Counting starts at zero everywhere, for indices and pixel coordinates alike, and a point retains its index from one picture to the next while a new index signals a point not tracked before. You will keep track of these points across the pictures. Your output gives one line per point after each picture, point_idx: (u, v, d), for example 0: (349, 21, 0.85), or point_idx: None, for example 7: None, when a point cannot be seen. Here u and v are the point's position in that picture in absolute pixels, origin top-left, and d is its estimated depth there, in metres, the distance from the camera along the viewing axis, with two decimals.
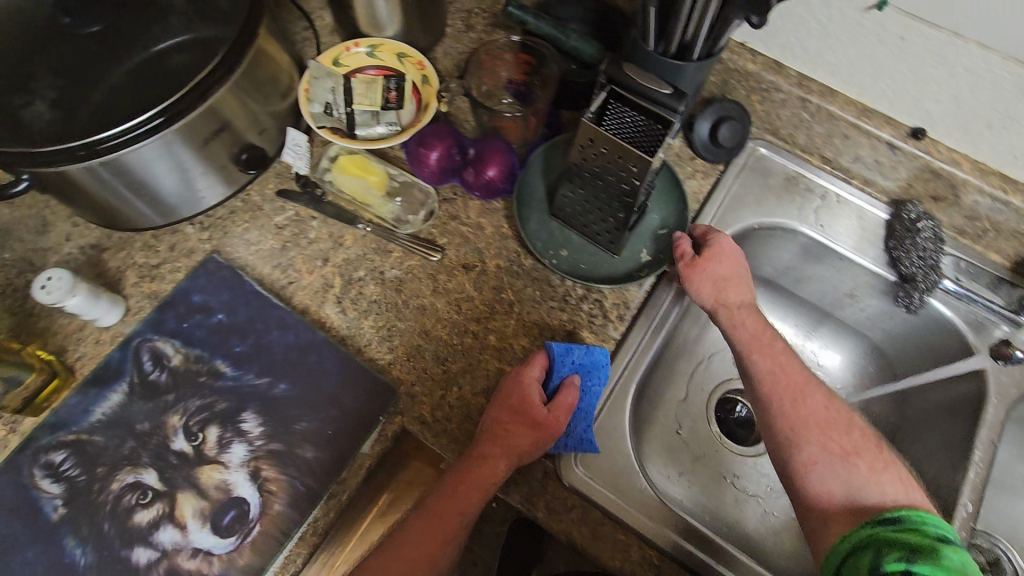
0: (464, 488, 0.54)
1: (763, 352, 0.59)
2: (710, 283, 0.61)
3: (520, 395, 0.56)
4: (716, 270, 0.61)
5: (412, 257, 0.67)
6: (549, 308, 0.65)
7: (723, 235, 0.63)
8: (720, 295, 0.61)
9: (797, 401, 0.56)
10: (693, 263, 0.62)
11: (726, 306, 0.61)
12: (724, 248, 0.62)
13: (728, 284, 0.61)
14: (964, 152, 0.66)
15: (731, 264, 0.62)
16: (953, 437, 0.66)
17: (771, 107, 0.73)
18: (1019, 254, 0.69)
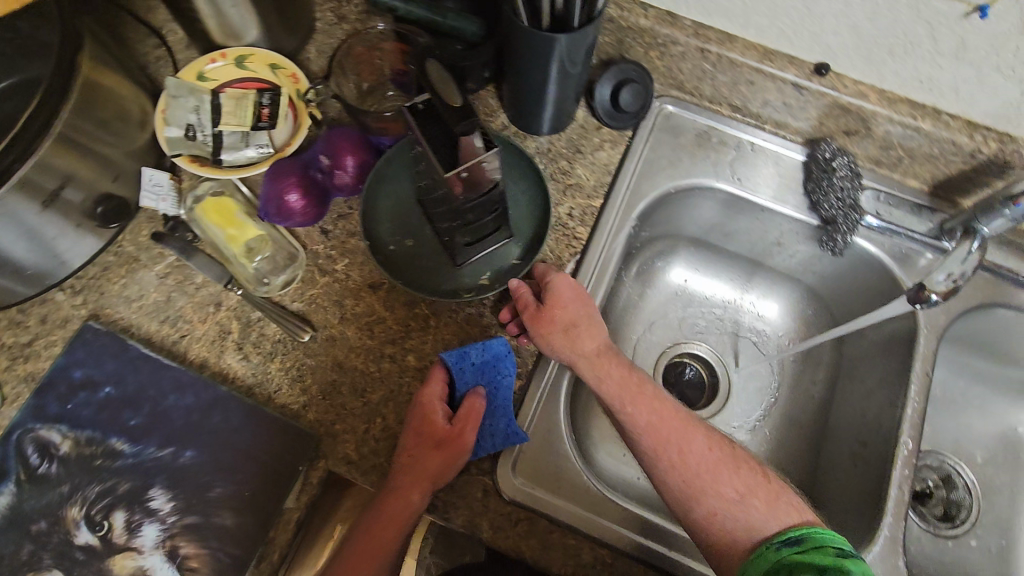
0: (383, 521, 0.51)
1: (627, 400, 0.57)
2: (560, 334, 0.57)
3: (419, 419, 0.54)
4: (563, 318, 0.57)
5: (312, 285, 0.62)
6: (469, 316, 0.62)
7: (557, 274, 0.59)
8: (574, 346, 0.57)
9: (681, 450, 0.54)
10: (538, 318, 0.57)
11: (584, 356, 0.57)
12: (562, 292, 0.58)
13: (579, 330, 0.58)
14: (869, 83, 0.63)
15: (574, 305, 0.58)
16: (889, 373, 0.66)
17: (671, 61, 0.68)
18: (936, 178, 0.68)
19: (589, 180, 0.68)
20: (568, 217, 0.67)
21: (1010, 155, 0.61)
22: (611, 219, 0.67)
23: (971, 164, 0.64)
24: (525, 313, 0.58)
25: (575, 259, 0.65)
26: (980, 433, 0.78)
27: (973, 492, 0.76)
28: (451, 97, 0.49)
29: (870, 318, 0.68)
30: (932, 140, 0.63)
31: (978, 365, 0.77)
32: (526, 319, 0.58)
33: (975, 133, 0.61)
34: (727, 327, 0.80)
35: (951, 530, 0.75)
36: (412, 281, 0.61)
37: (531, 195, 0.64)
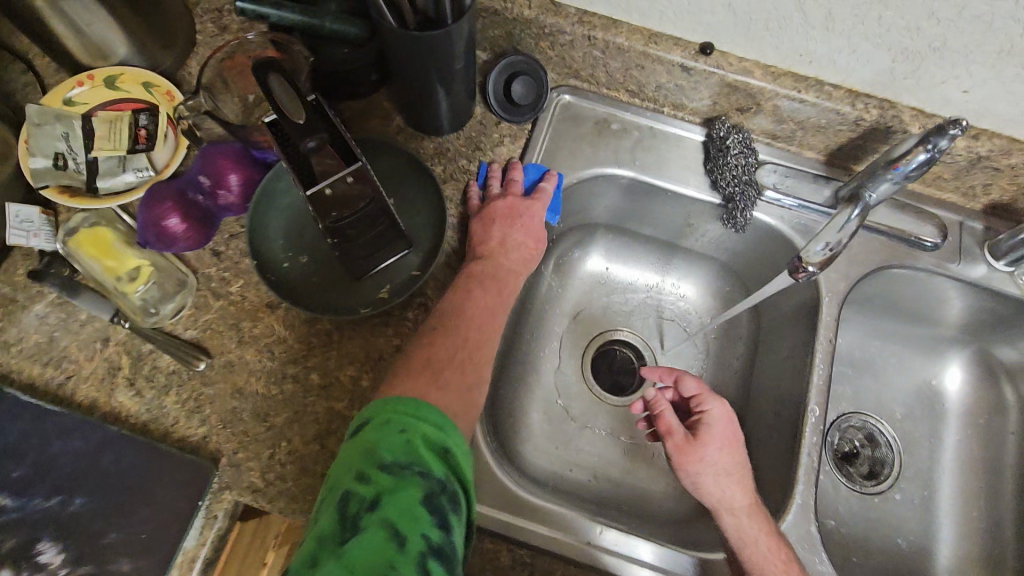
0: (484, 330, 0.56)
1: (764, 556, 0.53)
2: (704, 471, 0.59)
3: (516, 241, 0.63)
4: (713, 456, 0.60)
5: (206, 311, 0.60)
6: (373, 327, 0.60)
7: (713, 401, 0.64)
8: (721, 491, 0.58)
9: None
10: (684, 448, 0.61)
11: (731, 509, 0.57)
12: (716, 424, 0.62)
13: (731, 480, 0.58)
14: (753, 59, 0.63)
15: (724, 447, 0.60)
16: (798, 342, 0.68)
17: (563, 50, 0.67)
18: (830, 147, 0.69)
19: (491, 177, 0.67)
20: (470, 216, 0.65)
21: (891, 121, 0.62)
22: None
23: (858, 131, 0.65)
24: (671, 438, 0.62)
25: None
26: (898, 390, 0.80)
27: (896, 448, 0.78)
28: (297, 111, 0.49)
29: (762, 293, 0.68)
30: (818, 111, 0.64)
31: (891, 325, 0.79)
32: (670, 443, 0.62)
33: (857, 101, 0.63)
34: (651, 311, 0.81)
35: (877, 489, 0.76)
36: (308, 300, 0.59)
37: (428, 199, 0.63)
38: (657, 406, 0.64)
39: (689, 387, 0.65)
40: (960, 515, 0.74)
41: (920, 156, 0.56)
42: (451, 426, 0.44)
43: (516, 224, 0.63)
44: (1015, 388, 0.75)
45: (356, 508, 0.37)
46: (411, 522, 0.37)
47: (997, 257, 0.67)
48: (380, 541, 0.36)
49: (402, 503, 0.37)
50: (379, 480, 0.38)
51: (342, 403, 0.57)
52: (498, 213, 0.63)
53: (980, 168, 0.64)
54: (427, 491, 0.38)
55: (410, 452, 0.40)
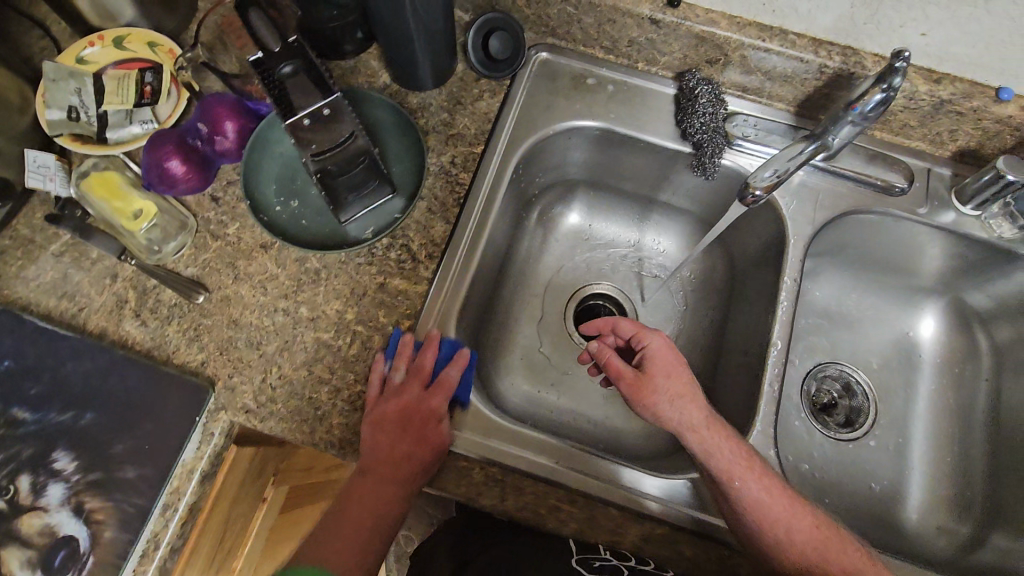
0: (370, 508, 0.55)
1: (733, 465, 0.55)
2: (661, 402, 0.58)
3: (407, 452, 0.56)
4: (665, 387, 0.59)
5: (205, 250, 0.64)
6: (358, 265, 0.64)
7: (652, 335, 0.63)
8: (681, 415, 0.57)
9: (786, 529, 0.54)
10: (638, 385, 0.59)
11: (693, 429, 0.57)
12: (659, 357, 0.61)
13: (686, 403, 0.58)
14: (719, 10, 0.66)
15: (673, 374, 0.59)
16: (767, 286, 0.70)
17: (539, 8, 0.71)
18: (797, 98, 0.71)
19: (470, 129, 0.71)
20: (451, 165, 0.69)
21: (854, 66, 0.64)
22: (493, 164, 0.70)
23: (823, 79, 0.67)
24: (622, 380, 0.60)
25: (462, 199, 0.68)
26: (874, 340, 0.82)
27: (870, 395, 0.80)
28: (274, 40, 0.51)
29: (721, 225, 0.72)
30: (782, 60, 0.66)
31: (865, 276, 0.81)
32: (623, 384, 0.60)
33: (820, 48, 0.64)
34: (631, 265, 0.84)
35: (850, 433, 0.79)
36: (299, 239, 0.64)
37: (410, 148, 0.67)
38: (603, 354, 0.62)
39: (626, 328, 0.65)
40: (932, 459, 0.75)
41: (876, 96, 0.58)
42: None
43: (412, 433, 0.56)
44: (987, 337, 0.76)
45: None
46: None
47: (963, 203, 0.69)
48: None
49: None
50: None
51: (329, 333, 0.62)
52: (389, 416, 0.57)
53: (944, 113, 0.66)
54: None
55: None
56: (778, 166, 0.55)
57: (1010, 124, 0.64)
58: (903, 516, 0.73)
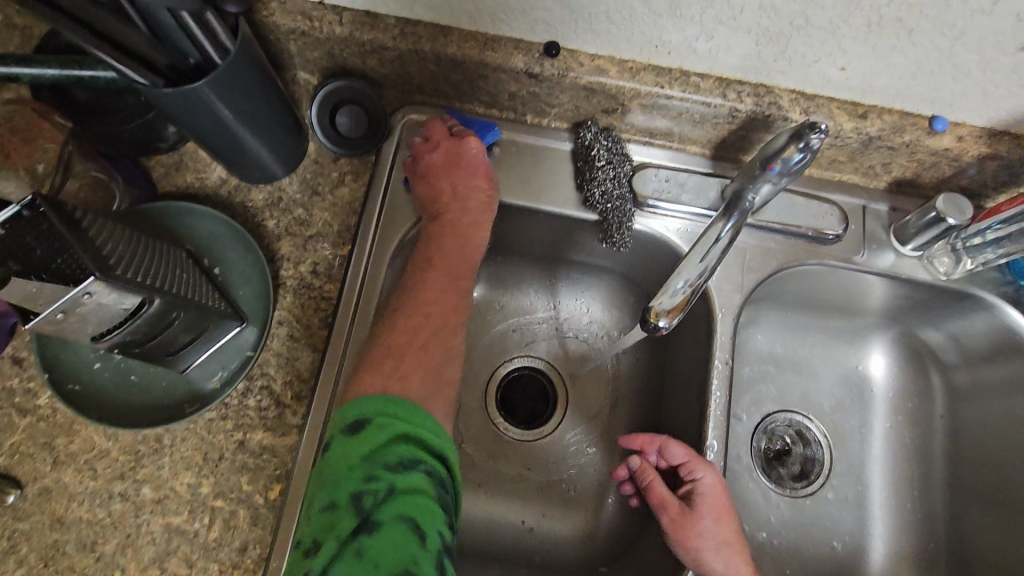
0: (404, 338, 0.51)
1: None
2: (704, 548, 0.55)
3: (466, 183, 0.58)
4: (712, 531, 0.56)
5: (10, 432, 0.52)
6: (209, 422, 0.53)
7: (707, 466, 0.57)
8: (722, 567, 0.55)
9: None
10: (682, 523, 0.56)
11: None
12: (712, 497, 0.56)
13: (730, 551, 0.55)
14: (607, 55, 0.55)
15: (723, 519, 0.56)
16: (698, 361, 0.62)
17: (395, 67, 0.57)
18: (713, 140, 0.61)
19: (332, 225, 0.59)
20: (312, 274, 0.57)
21: (768, 108, 0.54)
22: (362, 268, 0.58)
23: (737, 122, 0.57)
24: (666, 511, 0.57)
25: (330, 318, 0.56)
26: (826, 383, 0.74)
27: (826, 446, 0.72)
28: None
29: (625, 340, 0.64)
30: (688, 106, 0.56)
31: (809, 319, 0.73)
32: (665, 516, 0.57)
33: (728, 91, 0.55)
34: (554, 335, 0.74)
35: (813, 493, 0.71)
36: (123, 406, 0.52)
37: (253, 267, 0.55)
38: (645, 476, 0.59)
39: (677, 452, 0.58)
40: (893, 509, 0.69)
41: (795, 155, 0.48)
42: (428, 415, 0.46)
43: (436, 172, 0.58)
44: (943, 375, 0.69)
45: (375, 502, 0.40)
46: (428, 518, 0.40)
47: (903, 243, 0.62)
48: (403, 530, 0.39)
49: (414, 497, 0.40)
50: (384, 483, 0.40)
51: (181, 517, 0.51)
52: (436, 165, 0.58)
53: (875, 148, 0.57)
54: (429, 484, 0.41)
55: (412, 450, 0.42)
56: (691, 277, 0.45)
57: (946, 156, 0.56)
58: None
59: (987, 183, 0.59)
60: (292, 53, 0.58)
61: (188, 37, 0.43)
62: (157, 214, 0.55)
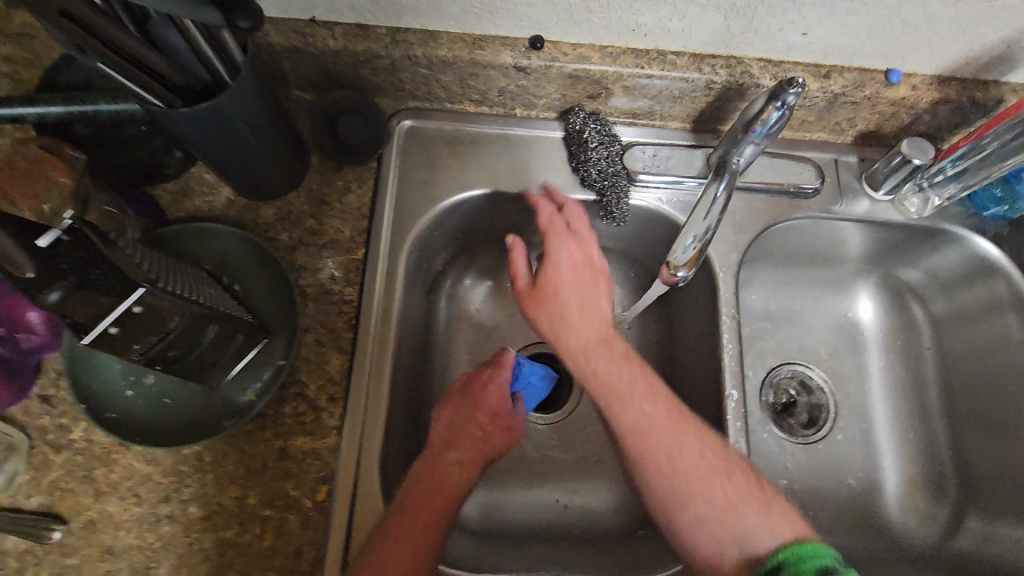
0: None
1: (701, 471, 0.53)
2: (558, 310, 0.58)
3: (453, 461, 0.55)
4: (569, 298, 0.58)
5: (49, 469, 0.51)
6: (248, 435, 0.53)
7: (561, 243, 0.59)
8: (578, 332, 0.58)
9: (705, 506, 0.52)
10: (533, 295, 0.59)
11: (587, 347, 0.58)
12: (569, 265, 0.58)
13: (586, 308, 0.58)
14: (588, 44, 0.58)
15: (582, 282, 0.58)
16: (705, 323, 0.65)
17: (387, 74, 0.60)
18: (691, 114, 0.65)
19: (344, 232, 0.60)
20: (330, 280, 0.59)
21: (741, 77, 0.59)
22: (379, 269, 0.60)
23: (713, 94, 0.61)
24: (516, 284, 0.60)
25: (354, 320, 0.58)
26: (819, 331, 0.78)
27: (829, 391, 0.76)
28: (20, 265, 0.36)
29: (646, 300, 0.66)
30: (667, 83, 0.60)
31: (797, 273, 0.77)
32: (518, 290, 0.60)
33: (703, 65, 0.59)
34: None
35: (822, 436, 0.75)
36: (162, 427, 0.52)
37: (273, 281, 0.57)
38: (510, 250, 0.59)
39: (564, 261, 0.58)
40: (897, 439, 0.74)
41: (773, 114, 0.52)
42: None
43: (468, 407, 0.59)
44: (924, 309, 0.75)
45: None
46: None
47: (876, 188, 0.67)
48: None
49: None
50: None
51: (232, 530, 0.51)
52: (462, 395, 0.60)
53: (840, 105, 0.62)
54: None
55: None
56: (698, 234, 0.52)
57: (903, 105, 0.61)
58: (884, 510, 0.71)
59: (942, 126, 0.64)
60: (286, 70, 0.60)
61: (198, 56, 0.44)
62: (172, 238, 0.56)
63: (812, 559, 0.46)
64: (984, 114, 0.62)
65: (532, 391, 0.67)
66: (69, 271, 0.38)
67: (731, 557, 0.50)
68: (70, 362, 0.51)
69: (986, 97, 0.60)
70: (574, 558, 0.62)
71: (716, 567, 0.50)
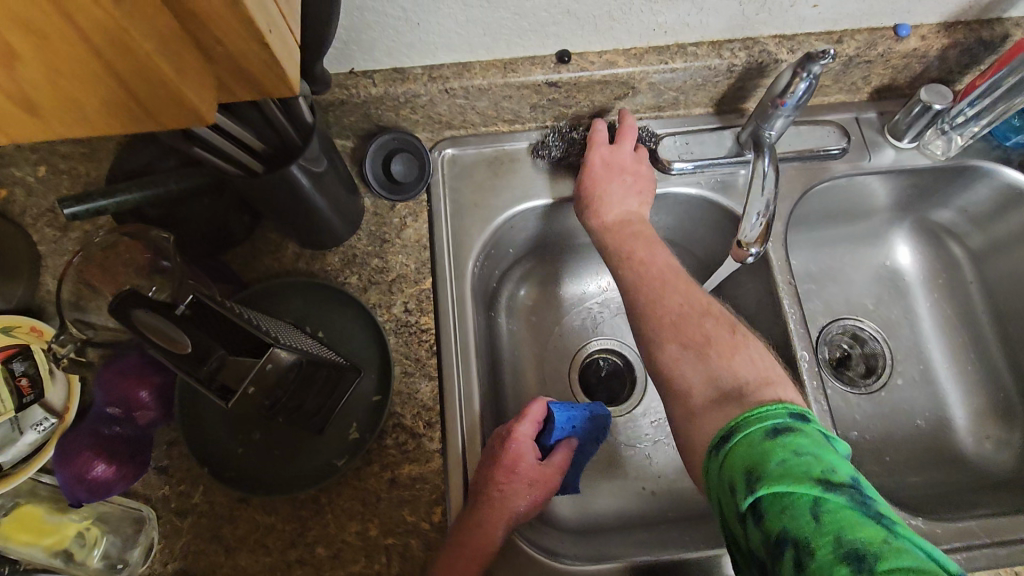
0: None
1: (678, 315, 0.55)
2: (594, 204, 0.64)
3: (482, 520, 0.52)
4: (607, 192, 0.63)
5: (178, 536, 0.54)
6: (358, 471, 0.56)
7: (596, 147, 0.64)
8: (613, 215, 0.63)
9: (677, 343, 0.53)
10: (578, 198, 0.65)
11: (610, 227, 0.63)
12: (604, 167, 0.64)
13: (612, 195, 0.63)
14: (612, 49, 0.61)
15: (610, 176, 0.63)
16: (760, 293, 0.67)
17: (427, 110, 0.64)
18: (714, 98, 0.68)
19: (409, 265, 0.63)
20: (405, 313, 0.61)
21: (760, 55, 0.62)
22: (447, 293, 0.63)
23: (734, 76, 0.64)
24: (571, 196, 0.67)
25: (435, 347, 0.60)
26: (863, 283, 0.81)
27: (882, 339, 0.79)
28: (178, 341, 0.40)
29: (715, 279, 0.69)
30: (691, 73, 0.63)
31: (831, 232, 0.80)
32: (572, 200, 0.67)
33: (722, 51, 0.62)
34: (616, 312, 0.79)
35: (883, 382, 0.77)
36: (277, 475, 0.55)
37: (353, 323, 0.59)
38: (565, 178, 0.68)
39: (594, 161, 0.64)
40: (958, 374, 0.76)
41: (801, 85, 0.55)
42: None
43: (496, 463, 0.55)
44: (961, 245, 0.77)
45: None
46: None
47: (899, 138, 0.69)
48: None
49: None
50: None
51: (360, 564, 0.53)
52: (489, 450, 0.57)
53: (854, 66, 0.65)
54: None
55: None
56: (761, 210, 0.53)
57: (916, 56, 0.64)
58: (959, 444, 0.73)
59: (954, 69, 0.67)
60: (331, 122, 0.63)
61: (275, 126, 0.47)
62: (254, 298, 0.59)
63: (764, 421, 0.41)
64: (992, 52, 0.65)
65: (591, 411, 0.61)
66: (211, 342, 0.42)
67: (700, 387, 0.49)
68: (186, 428, 0.54)
69: (994, 35, 0.63)
70: (674, 538, 0.64)
71: (684, 396, 0.50)
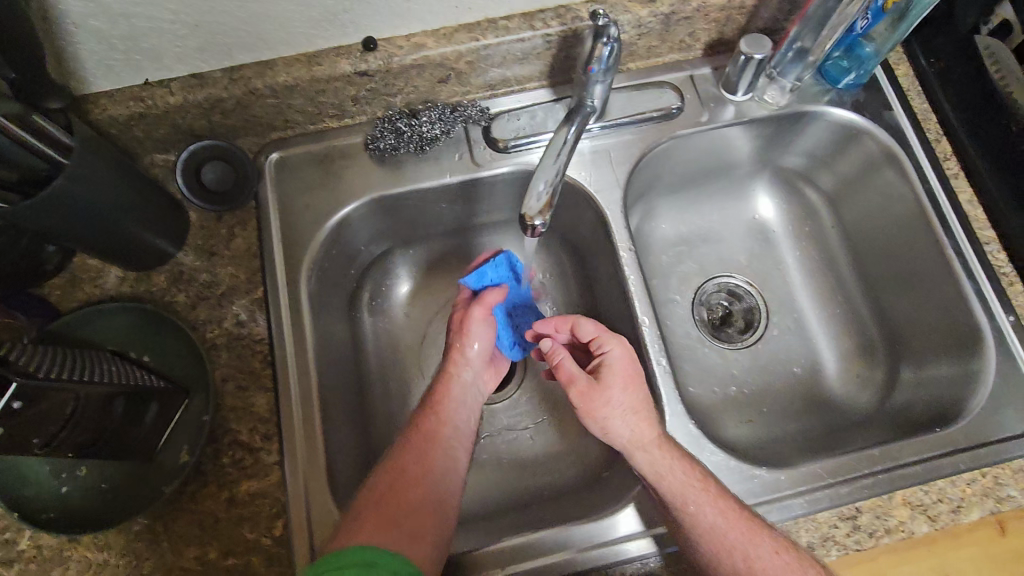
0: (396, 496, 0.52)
1: (729, 528, 0.50)
2: (611, 415, 0.57)
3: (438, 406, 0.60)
4: (621, 397, 0.57)
5: None
6: (193, 493, 0.54)
7: (614, 341, 0.60)
8: (629, 429, 0.55)
9: (747, 557, 0.49)
10: (587, 391, 0.58)
11: (640, 445, 0.55)
12: (623, 370, 0.58)
13: (638, 406, 0.57)
14: (420, 32, 0.59)
15: (631, 385, 0.58)
16: (611, 263, 0.67)
17: (240, 114, 0.61)
18: (545, 71, 0.67)
19: (240, 275, 0.61)
20: (237, 326, 0.59)
21: (573, 23, 0.61)
22: (280, 299, 0.61)
23: (555, 46, 0.63)
24: (575, 384, 0.59)
25: (270, 356, 0.59)
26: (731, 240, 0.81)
27: (753, 292, 0.79)
28: None
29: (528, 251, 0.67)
30: (507, 48, 0.61)
31: (693, 194, 0.79)
32: (574, 390, 0.59)
33: (534, 22, 0.60)
34: None
35: (756, 334, 0.77)
36: (103, 511, 0.52)
37: (179, 341, 0.57)
38: (555, 356, 0.62)
39: (617, 358, 0.59)
40: (828, 319, 0.76)
41: (604, 50, 0.54)
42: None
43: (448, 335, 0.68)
44: (817, 189, 0.78)
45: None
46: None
47: (734, 91, 0.69)
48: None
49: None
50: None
51: None
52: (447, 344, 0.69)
53: (676, 24, 0.64)
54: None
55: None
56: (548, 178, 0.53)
57: (733, 7, 0.64)
58: (829, 387, 0.74)
59: (778, 17, 0.67)
60: (140, 138, 0.60)
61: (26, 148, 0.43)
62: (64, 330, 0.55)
63: None
64: None
65: (496, 261, 0.68)
66: None
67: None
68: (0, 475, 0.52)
69: None
70: (537, 516, 0.62)
71: None
